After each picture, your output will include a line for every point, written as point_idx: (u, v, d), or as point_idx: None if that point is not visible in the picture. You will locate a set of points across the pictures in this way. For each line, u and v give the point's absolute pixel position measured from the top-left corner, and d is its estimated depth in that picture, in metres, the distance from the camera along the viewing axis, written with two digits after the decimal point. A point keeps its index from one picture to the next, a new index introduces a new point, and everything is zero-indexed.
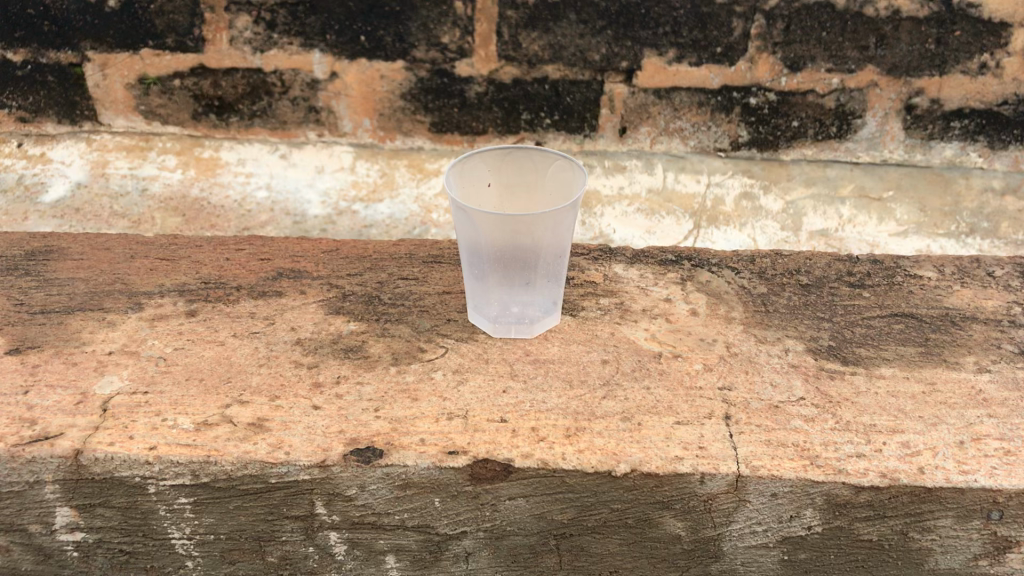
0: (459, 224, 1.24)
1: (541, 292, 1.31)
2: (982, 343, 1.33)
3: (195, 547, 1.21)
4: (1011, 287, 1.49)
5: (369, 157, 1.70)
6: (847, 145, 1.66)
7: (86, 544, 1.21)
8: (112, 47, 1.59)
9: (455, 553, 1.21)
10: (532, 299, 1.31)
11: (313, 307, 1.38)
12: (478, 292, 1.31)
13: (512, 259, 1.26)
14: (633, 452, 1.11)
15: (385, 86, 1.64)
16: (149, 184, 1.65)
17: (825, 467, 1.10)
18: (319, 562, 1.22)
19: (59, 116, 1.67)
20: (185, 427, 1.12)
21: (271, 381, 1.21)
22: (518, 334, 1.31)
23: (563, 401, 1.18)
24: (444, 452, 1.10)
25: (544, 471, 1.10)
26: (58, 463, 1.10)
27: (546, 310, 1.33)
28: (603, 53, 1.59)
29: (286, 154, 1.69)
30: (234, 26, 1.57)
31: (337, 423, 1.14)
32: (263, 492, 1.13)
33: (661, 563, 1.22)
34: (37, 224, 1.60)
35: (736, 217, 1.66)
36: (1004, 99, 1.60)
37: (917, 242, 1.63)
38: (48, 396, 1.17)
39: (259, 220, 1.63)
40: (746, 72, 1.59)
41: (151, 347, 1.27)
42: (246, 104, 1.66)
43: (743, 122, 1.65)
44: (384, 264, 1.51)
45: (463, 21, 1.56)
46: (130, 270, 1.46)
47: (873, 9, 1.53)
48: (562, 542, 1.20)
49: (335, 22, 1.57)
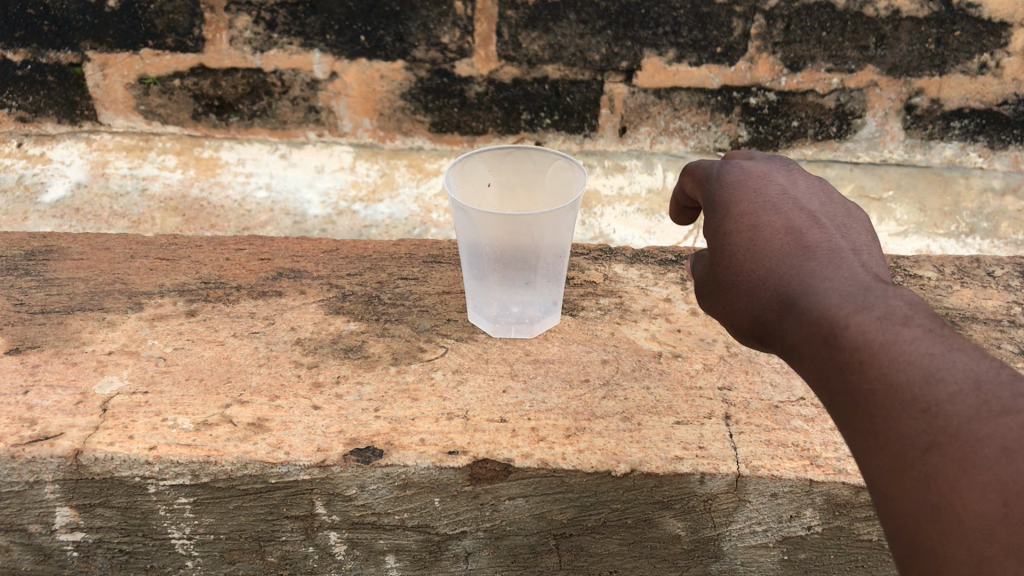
0: (460, 224, 1.24)
1: (541, 292, 1.31)
2: (982, 343, 1.33)
3: (195, 547, 1.22)
4: (1011, 286, 1.48)
5: (369, 157, 1.72)
6: (847, 145, 1.68)
7: (86, 544, 1.21)
8: (112, 47, 1.59)
9: (455, 553, 1.22)
10: (531, 299, 1.31)
11: (313, 307, 1.38)
12: (478, 292, 1.31)
13: (512, 259, 1.26)
14: (634, 452, 1.11)
15: (386, 86, 1.65)
16: (149, 183, 1.65)
17: (825, 467, 1.10)
18: (319, 561, 1.23)
19: (59, 116, 1.68)
20: (185, 428, 1.12)
21: (271, 381, 1.21)
22: (517, 334, 1.32)
23: (563, 400, 1.18)
24: (444, 452, 1.09)
25: (544, 471, 1.09)
26: (57, 463, 1.09)
27: (546, 312, 1.33)
28: (603, 53, 1.59)
29: (286, 154, 1.71)
30: (234, 26, 1.57)
31: (338, 423, 1.14)
32: (264, 492, 1.13)
33: (661, 563, 1.22)
34: (37, 224, 1.58)
35: None
36: (1003, 99, 1.61)
37: (917, 242, 1.61)
38: (48, 396, 1.17)
39: (259, 220, 1.62)
40: (746, 72, 1.60)
41: (151, 347, 1.27)
42: (246, 104, 1.67)
43: (743, 122, 1.66)
44: (384, 263, 1.51)
45: (463, 21, 1.56)
46: (130, 270, 1.45)
47: (873, 9, 1.52)
48: (561, 542, 1.20)
49: (335, 23, 1.57)
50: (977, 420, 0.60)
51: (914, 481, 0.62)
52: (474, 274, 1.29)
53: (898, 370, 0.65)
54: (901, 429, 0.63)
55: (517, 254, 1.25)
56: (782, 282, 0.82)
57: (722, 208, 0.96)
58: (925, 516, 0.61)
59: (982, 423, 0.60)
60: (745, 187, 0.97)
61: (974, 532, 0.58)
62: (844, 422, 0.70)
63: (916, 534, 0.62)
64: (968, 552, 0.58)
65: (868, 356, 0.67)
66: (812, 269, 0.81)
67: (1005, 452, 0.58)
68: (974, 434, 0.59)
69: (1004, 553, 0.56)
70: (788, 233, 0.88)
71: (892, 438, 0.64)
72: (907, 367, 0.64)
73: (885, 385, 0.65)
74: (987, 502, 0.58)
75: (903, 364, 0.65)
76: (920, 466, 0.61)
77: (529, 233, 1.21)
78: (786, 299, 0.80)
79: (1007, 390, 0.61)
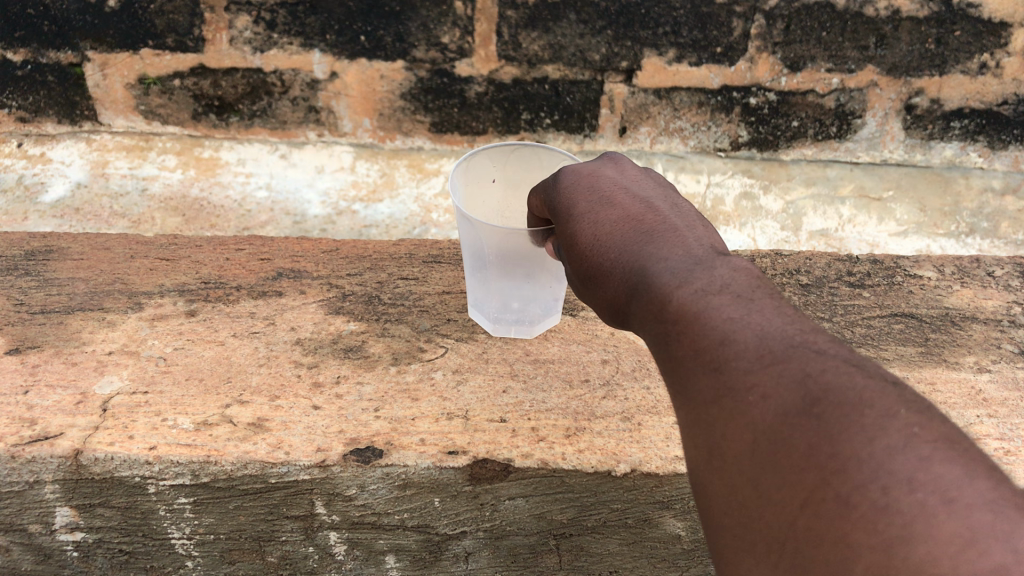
0: (463, 226, 1.23)
1: (541, 294, 1.29)
2: (982, 343, 1.33)
3: (195, 547, 1.22)
4: (1011, 286, 1.48)
5: (369, 157, 1.72)
6: (847, 145, 1.68)
7: (85, 544, 1.21)
8: (112, 47, 1.59)
9: (455, 553, 1.22)
10: (531, 300, 1.30)
11: (312, 307, 1.38)
12: (480, 287, 1.31)
13: (514, 265, 1.23)
14: (634, 452, 1.11)
15: (385, 86, 1.65)
16: (149, 183, 1.65)
17: None
18: (320, 561, 1.23)
19: (59, 116, 1.68)
20: (185, 427, 1.12)
21: (272, 381, 1.21)
22: (517, 334, 1.32)
23: (563, 401, 1.18)
24: (444, 452, 1.09)
25: (544, 471, 1.09)
26: (58, 463, 1.09)
27: (546, 312, 1.32)
28: (603, 53, 1.59)
29: (286, 154, 1.71)
30: (234, 26, 1.57)
31: (338, 423, 1.13)
32: (264, 492, 1.13)
33: (661, 563, 1.22)
34: (36, 224, 1.58)
35: (736, 217, 1.64)
36: (1003, 99, 1.61)
37: (917, 242, 1.60)
38: (48, 396, 1.17)
39: (259, 220, 1.62)
40: (746, 72, 1.61)
41: (151, 347, 1.27)
42: (246, 104, 1.67)
43: (743, 122, 1.67)
44: (384, 263, 1.51)
45: (463, 21, 1.56)
46: (130, 270, 1.45)
47: (873, 9, 1.52)
48: (562, 542, 1.20)
49: (335, 23, 1.57)
50: (749, 370, 0.60)
51: (694, 427, 0.62)
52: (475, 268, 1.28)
53: (696, 334, 0.65)
54: (689, 383, 0.63)
55: (516, 256, 1.23)
56: (619, 255, 0.82)
57: (579, 185, 0.95)
58: (702, 456, 0.61)
59: (752, 371, 0.59)
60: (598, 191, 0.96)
61: (732, 469, 0.58)
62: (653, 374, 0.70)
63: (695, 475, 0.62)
64: (728, 492, 0.58)
65: (673, 317, 0.68)
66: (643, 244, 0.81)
67: (763, 397, 0.58)
68: (743, 382, 0.59)
69: (746, 485, 0.56)
70: (644, 221, 0.86)
71: (683, 390, 0.64)
72: (707, 331, 0.64)
73: (691, 346, 0.64)
74: (742, 442, 0.57)
75: (699, 327, 0.65)
76: (704, 414, 0.61)
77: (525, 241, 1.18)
78: (623, 267, 0.80)
79: (788, 349, 0.60)
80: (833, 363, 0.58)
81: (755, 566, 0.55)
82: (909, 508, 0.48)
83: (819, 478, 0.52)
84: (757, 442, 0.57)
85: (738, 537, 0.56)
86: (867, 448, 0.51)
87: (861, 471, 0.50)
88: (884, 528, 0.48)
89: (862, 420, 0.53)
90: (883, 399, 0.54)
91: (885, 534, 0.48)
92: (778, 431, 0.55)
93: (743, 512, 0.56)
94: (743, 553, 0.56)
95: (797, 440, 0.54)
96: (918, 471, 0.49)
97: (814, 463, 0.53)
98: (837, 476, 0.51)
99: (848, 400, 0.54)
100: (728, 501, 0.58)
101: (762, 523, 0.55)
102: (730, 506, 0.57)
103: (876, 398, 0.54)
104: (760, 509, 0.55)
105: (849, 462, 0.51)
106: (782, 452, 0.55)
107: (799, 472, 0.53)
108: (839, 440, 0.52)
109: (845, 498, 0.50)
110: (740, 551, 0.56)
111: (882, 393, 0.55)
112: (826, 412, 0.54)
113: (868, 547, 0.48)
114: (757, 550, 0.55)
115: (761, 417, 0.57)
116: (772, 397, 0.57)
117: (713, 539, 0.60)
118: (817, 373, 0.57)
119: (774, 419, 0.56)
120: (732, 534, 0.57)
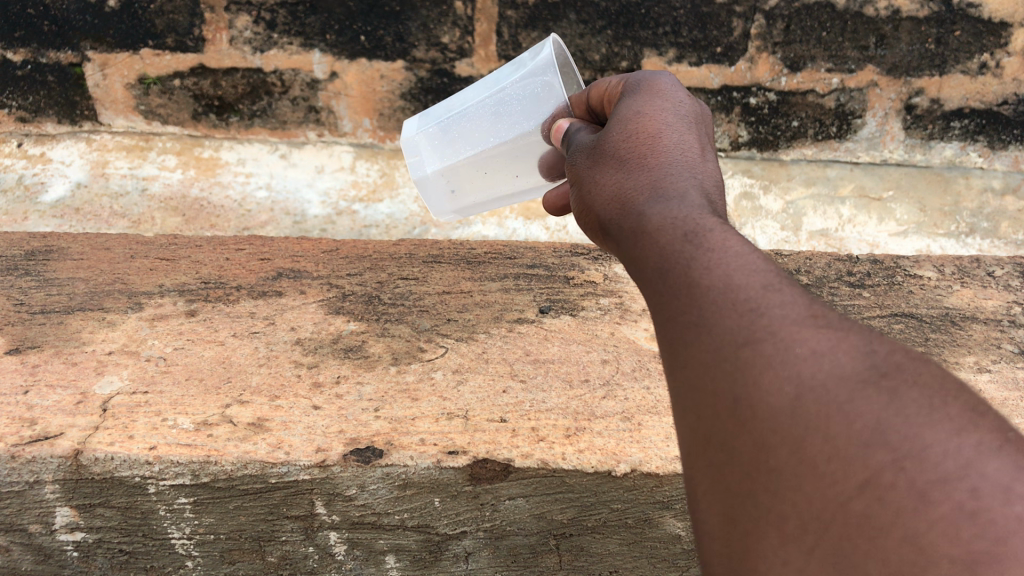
0: (494, 77, 1.27)
1: (457, 175, 1.31)
2: (982, 343, 1.33)
3: (195, 547, 1.22)
4: (1011, 286, 1.48)
5: (369, 157, 1.73)
6: (847, 145, 1.68)
7: (85, 544, 1.22)
8: (112, 47, 1.59)
9: (455, 553, 1.22)
10: (442, 164, 1.31)
11: (312, 307, 1.38)
12: (453, 108, 1.31)
13: (471, 137, 1.26)
14: (634, 452, 1.10)
15: (385, 85, 1.65)
16: (149, 183, 1.65)
17: None
18: (319, 561, 1.23)
19: (59, 116, 1.68)
20: (185, 427, 1.12)
21: (272, 381, 1.21)
22: (432, 201, 1.36)
23: (563, 400, 1.18)
24: (444, 452, 1.09)
25: (544, 471, 1.09)
26: (58, 463, 1.09)
27: (434, 189, 1.34)
28: (603, 53, 1.59)
29: (286, 153, 1.71)
30: (234, 26, 1.57)
31: (338, 423, 1.13)
32: (263, 492, 1.13)
33: (661, 563, 1.22)
34: (36, 224, 1.58)
35: (736, 216, 1.64)
36: (1004, 99, 1.61)
37: (917, 242, 1.60)
38: (48, 396, 1.17)
39: (258, 220, 1.62)
40: (746, 72, 1.61)
41: (151, 347, 1.27)
42: (246, 104, 1.67)
43: (743, 122, 1.66)
44: (384, 263, 1.51)
45: (463, 21, 1.57)
46: (130, 270, 1.45)
47: (873, 9, 1.53)
48: (562, 542, 1.20)
49: (335, 23, 1.58)
50: (799, 324, 0.53)
51: (706, 365, 0.55)
52: (470, 99, 1.28)
53: (734, 271, 0.59)
54: (712, 321, 0.56)
55: (498, 123, 1.23)
56: (644, 189, 0.78)
57: (630, 112, 0.91)
58: (721, 405, 0.53)
59: (803, 327, 0.53)
60: (632, 110, 0.91)
61: (763, 427, 0.50)
62: (655, 301, 0.63)
63: (702, 424, 0.54)
64: (755, 454, 0.50)
65: (706, 249, 0.62)
66: (673, 183, 0.77)
67: (813, 352, 0.51)
68: (789, 334, 0.53)
69: (779, 447, 0.49)
70: (675, 163, 0.81)
71: (701, 326, 0.57)
72: (748, 272, 0.58)
73: (723, 282, 0.58)
74: (781, 396, 0.50)
75: (738, 266, 0.59)
76: (729, 360, 0.54)
77: (537, 123, 1.20)
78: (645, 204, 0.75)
79: (845, 320, 0.54)
80: (899, 344, 0.52)
81: (777, 547, 0.48)
82: (1003, 521, 0.42)
83: (886, 457, 0.45)
84: (802, 399, 0.49)
85: (756, 508, 0.49)
86: (951, 440, 0.45)
87: (943, 463, 0.44)
88: (968, 538, 0.42)
89: (944, 408, 0.47)
90: (963, 393, 0.49)
91: (971, 546, 0.41)
92: (835, 394, 0.48)
93: (768, 478, 0.49)
94: (764, 529, 0.48)
95: (858, 408, 0.47)
96: (1014, 482, 0.43)
97: (881, 440, 0.46)
98: (911, 461, 0.45)
99: (922, 381, 0.49)
100: (747, 461, 0.50)
101: (796, 495, 0.47)
102: (751, 468, 0.50)
103: (955, 391, 0.49)
104: (796, 477, 0.47)
105: (927, 448, 0.45)
106: (835, 418, 0.48)
107: (861, 449, 0.46)
108: (914, 421, 0.46)
109: (920, 488, 0.44)
110: (758, 524, 0.49)
111: (960, 386, 0.49)
112: (898, 387, 0.48)
113: (949, 556, 0.42)
114: (784, 529, 0.47)
115: (811, 375, 0.50)
116: (829, 357, 0.50)
117: (717, 507, 0.52)
118: (884, 350, 0.51)
119: (829, 381, 0.49)
120: (750, 505, 0.50)
